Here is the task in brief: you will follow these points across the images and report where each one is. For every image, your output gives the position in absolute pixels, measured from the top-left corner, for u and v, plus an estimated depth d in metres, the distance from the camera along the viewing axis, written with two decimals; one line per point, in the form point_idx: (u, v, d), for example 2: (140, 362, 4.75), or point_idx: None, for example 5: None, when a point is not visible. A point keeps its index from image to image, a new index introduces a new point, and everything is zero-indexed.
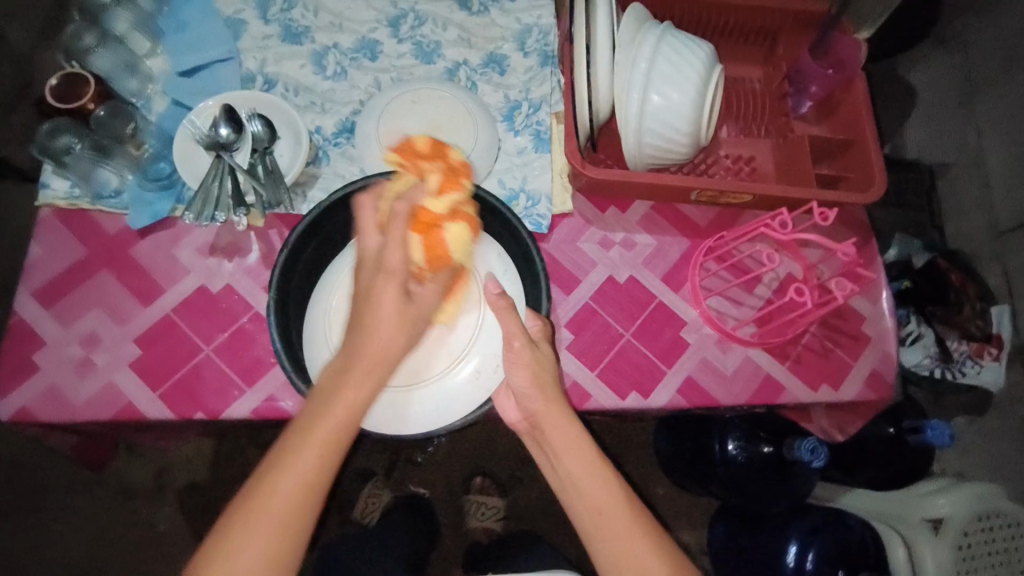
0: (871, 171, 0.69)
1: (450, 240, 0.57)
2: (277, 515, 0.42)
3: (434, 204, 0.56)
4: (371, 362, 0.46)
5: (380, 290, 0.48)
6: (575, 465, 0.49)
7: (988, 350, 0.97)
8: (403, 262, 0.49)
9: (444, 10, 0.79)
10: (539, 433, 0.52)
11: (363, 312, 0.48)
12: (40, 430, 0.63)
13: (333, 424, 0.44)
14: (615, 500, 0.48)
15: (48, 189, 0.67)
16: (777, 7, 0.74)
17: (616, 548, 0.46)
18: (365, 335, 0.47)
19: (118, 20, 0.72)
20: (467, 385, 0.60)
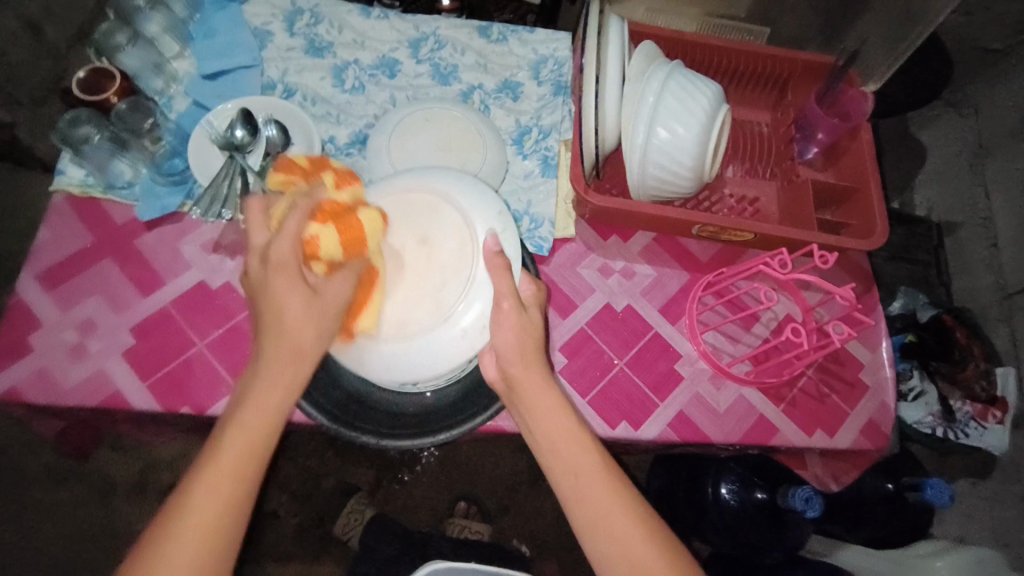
0: (872, 219, 0.69)
1: (364, 225, 0.54)
2: (198, 512, 0.42)
3: (336, 197, 0.55)
4: (278, 356, 0.47)
5: (277, 285, 0.48)
6: (556, 427, 0.49)
7: (993, 411, 0.92)
8: (292, 252, 0.49)
9: (464, 36, 0.82)
10: (514, 396, 0.52)
11: (264, 308, 0.49)
12: (26, 414, 0.63)
13: (248, 426, 0.45)
14: (593, 462, 0.48)
15: (63, 175, 0.69)
16: (785, 55, 0.76)
17: (592, 505, 0.47)
18: (271, 333, 0.48)
19: (151, 22, 0.75)
20: (459, 340, 0.56)
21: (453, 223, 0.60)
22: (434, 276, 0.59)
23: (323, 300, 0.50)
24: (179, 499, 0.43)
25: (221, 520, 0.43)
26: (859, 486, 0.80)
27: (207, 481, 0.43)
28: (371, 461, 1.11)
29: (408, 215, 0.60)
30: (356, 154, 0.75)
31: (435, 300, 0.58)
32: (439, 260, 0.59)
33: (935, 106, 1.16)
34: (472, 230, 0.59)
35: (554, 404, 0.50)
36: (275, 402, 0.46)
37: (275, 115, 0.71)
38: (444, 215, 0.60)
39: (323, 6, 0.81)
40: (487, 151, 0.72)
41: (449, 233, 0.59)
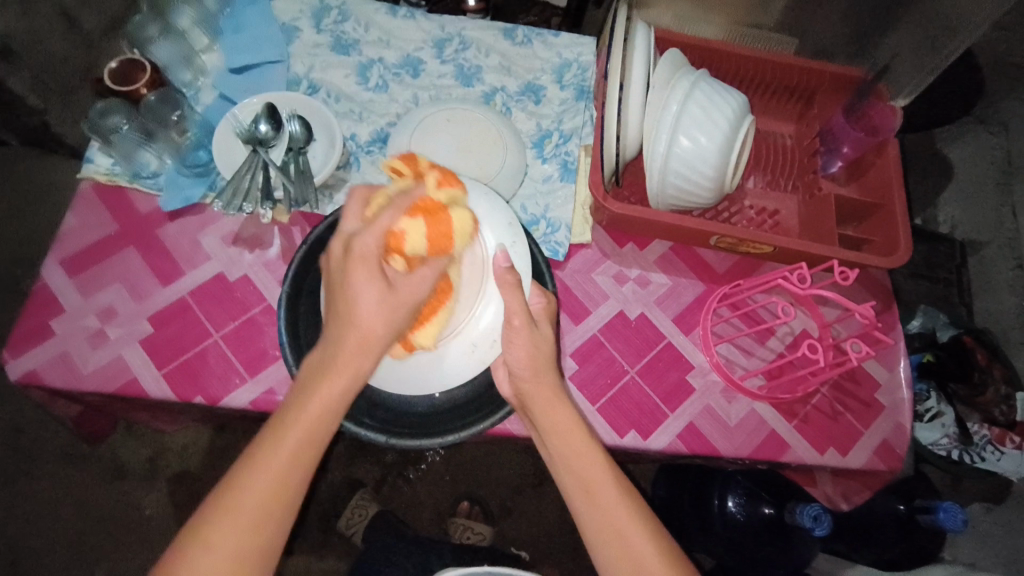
0: (895, 237, 0.68)
1: (454, 225, 0.56)
2: (260, 483, 0.44)
3: (434, 195, 0.57)
4: (352, 349, 0.47)
5: (357, 276, 0.47)
6: (572, 446, 0.49)
7: (1011, 436, 0.91)
8: (378, 245, 0.48)
9: (489, 38, 0.82)
10: (527, 412, 0.52)
11: (342, 298, 0.48)
12: (45, 397, 0.64)
13: (312, 412, 0.45)
14: (608, 481, 0.48)
15: (92, 164, 0.70)
16: (813, 66, 0.75)
17: (602, 513, 0.47)
18: (346, 326, 0.47)
19: (183, 15, 0.77)
20: (467, 354, 0.59)
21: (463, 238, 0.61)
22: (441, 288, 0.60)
23: (402, 299, 0.49)
24: (241, 470, 0.44)
25: (276, 495, 0.44)
26: (869, 506, 0.82)
27: (269, 457, 0.44)
28: (378, 456, 1.12)
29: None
30: (376, 152, 0.76)
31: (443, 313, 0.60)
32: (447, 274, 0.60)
33: (962, 122, 1.12)
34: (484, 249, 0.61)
35: (568, 421, 0.50)
36: (337, 396, 0.46)
37: (298, 111, 0.72)
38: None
39: (351, 4, 0.82)
40: (506, 154, 0.72)
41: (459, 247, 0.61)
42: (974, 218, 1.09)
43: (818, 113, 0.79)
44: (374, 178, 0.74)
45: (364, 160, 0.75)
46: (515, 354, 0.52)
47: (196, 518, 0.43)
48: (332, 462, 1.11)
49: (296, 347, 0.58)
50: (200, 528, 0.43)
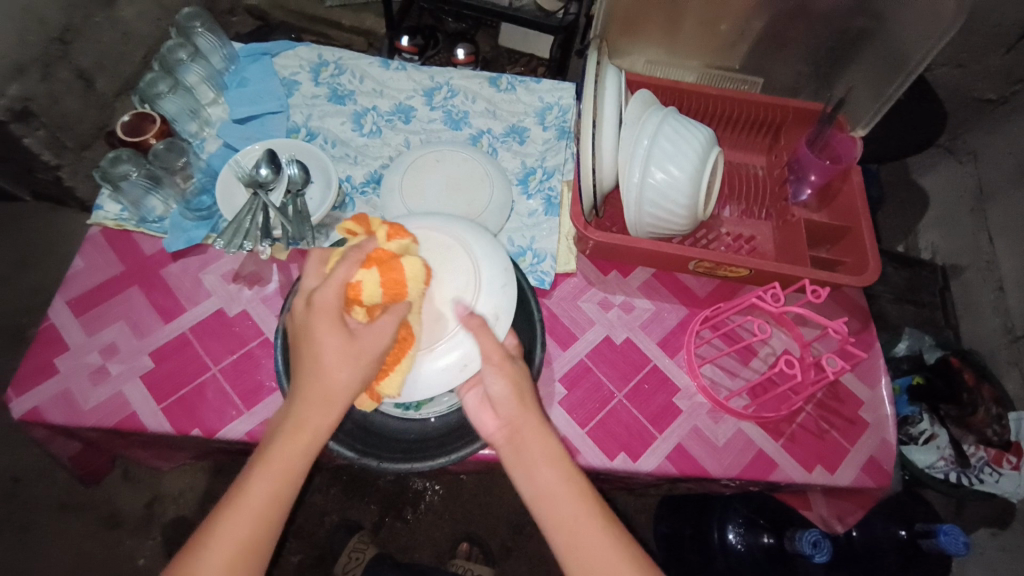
0: (865, 256, 0.71)
1: (409, 275, 0.51)
2: (239, 529, 0.46)
3: (386, 246, 0.53)
4: (315, 399, 0.48)
5: (319, 328, 0.48)
6: (565, 503, 0.49)
7: (1008, 457, 0.90)
8: (336, 298, 0.49)
9: (475, 85, 0.88)
10: (517, 443, 0.51)
11: (307, 351, 0.49)
12: (45, 434, 0.65)
13: (282, 455, 0.47)
14: (595, 516, 0.49)
15: (101, 211, 0.74)
16: (776, 102, 0.81)
17: (586, 550, 0.47)
18: (312, 377, 0.48)
19: (191, 72, 0.82)
20: (442, 374, 0.56)
21: (462, 267, 0.60)
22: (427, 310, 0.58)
23: (363, 347, 0.49)
24: (218, 518, 0.46)
25: (254, 539, 0.46)
26: (869, 526, 0.83)
27: (245, 502, 0.46)
28: (377, 498, 1.11)
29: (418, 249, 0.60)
30: (370, 192, 0.80)
31: (429, 333, 0.57)
32: (442, 299, 0.58)
33: (933, 152, 1.20)
34: (478, 281, 0.59)
35: (559, 485, 0.49)
36: (302, 448, 0.48)
37: (298, 157, 0.77)
38: (457, 261, 0.60)
39: (346, 59, 0.88)
40: (493, 191, 0.76)
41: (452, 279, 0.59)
42: (953, 244, 1.14)
43: (786, 145, 0.84)
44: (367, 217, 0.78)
45: (358, 200, 0.79)
46: (496, 393, 0.53)
47: (175, 569, 0.45)
48: (330, 504, 1.11)
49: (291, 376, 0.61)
50: (184, 564, 0.45)
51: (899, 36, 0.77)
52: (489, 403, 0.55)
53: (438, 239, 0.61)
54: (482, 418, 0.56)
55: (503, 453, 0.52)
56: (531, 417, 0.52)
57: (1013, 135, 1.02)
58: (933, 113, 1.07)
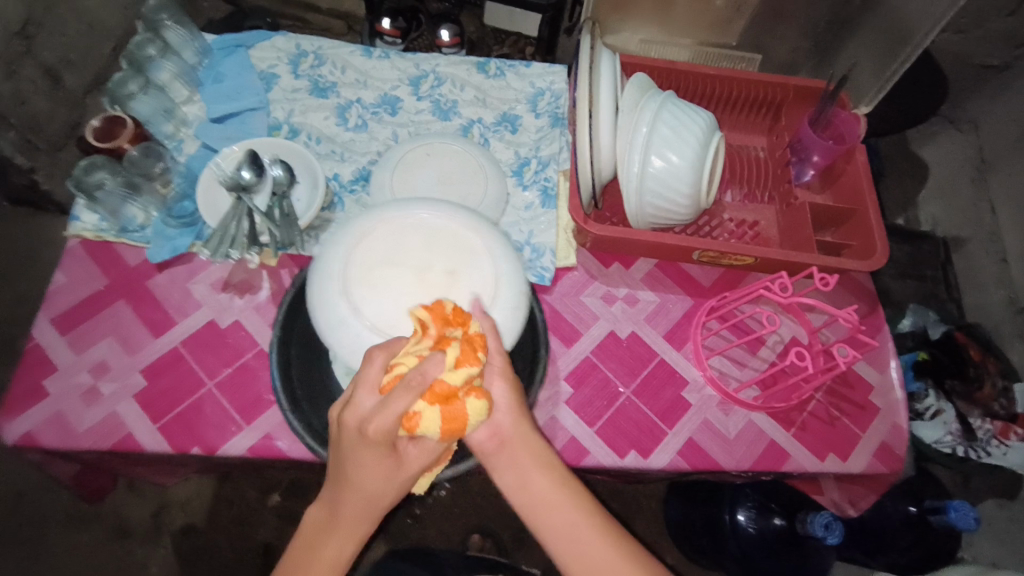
0: (872, 240, 0.69)
1: (471, 416, 0.43)
2: None
3: (451, 377, 0.43)
4: (353, 521, 0.46)
5: (366, 457, 0.43)
6: (559, 510, 0.47)
7: (1016, 430, 0.88)
8: (386, 435, 0.41)
9: (463, 72, 0.84)
10: (506, 450, 0.49)
11: (348, 476, 0.45)
12: (42, 458, 0.63)
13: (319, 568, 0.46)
14: (591, 517, 0.47)
15: (77, 222, 0.71)
16: (775, 80, 0.78)
17: (587, 557, 0.46)
18: (352, 497, 0.45)
19: (162, 70, 0.79)
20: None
21: (485, 274, 0.54)
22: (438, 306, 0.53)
23: (407, 470, 0.45)
24: None
25: None
26: (879, 507, 0.81)
27: None
28: None
29: (434, 242, 0.55)
30: (359, 190, 0.77)
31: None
32: (455, 298, 0.53)
33: (934, 122, 1.17)
34: (495, 296, 0.53)
35: (560, 497, 0.48)
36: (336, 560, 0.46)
37: (280, 156, 0.74)
38: (480, 261, 0.54)
39: (326, 49, 0.84)
40: (488, 184, 0.73)
41: (474, 282, 0.53)
42: (953, 216, 1.12)
43: (788, 124, 0.81)
44: (358, 216, 0.75)
45: (347, 199, 0.76)
46: (495, 398, 0.49)
47: None
48: None
49: (287, 390, 0.59)
50: None
51: (904, 6, 0.74)
52: (484, 410, 0.49)
53: (465, 237, 0.55)
54: (474, 427, 0.49)
55: (490, 465, 0.49)
56: (527, 428, 0.50)
57: (1018, 104, 0.99)
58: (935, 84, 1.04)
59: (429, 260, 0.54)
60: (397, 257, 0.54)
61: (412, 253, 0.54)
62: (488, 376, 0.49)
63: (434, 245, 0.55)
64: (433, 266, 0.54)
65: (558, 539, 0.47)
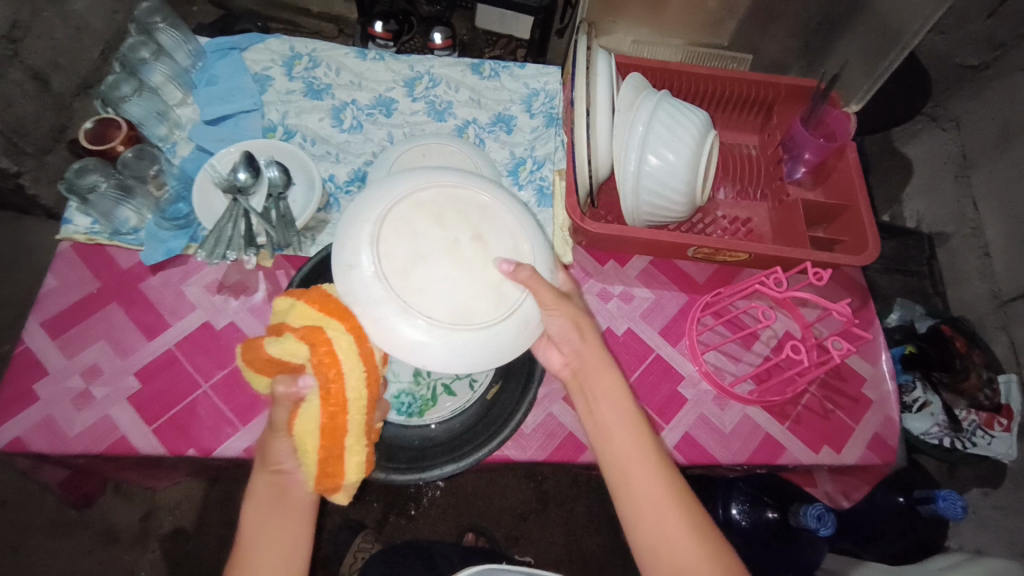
0: (864, 235, 0.71)
1: (280, 352, 0.47)
2: None
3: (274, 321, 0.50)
4: (258, 500, 0.50)
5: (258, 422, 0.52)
6: (620, 440, 0.50)
7: (999, 419, 0.92)
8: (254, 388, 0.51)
9: (457, 74, 0.85)
10: (582, 384, 0.53)
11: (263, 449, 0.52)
12: (29, 464, 0.62)
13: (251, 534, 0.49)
14: (646, 449, 0.49)
15: (70, 224, 0.70)
16: (769, 79, 0.79)
17: (633, 482, 0.48)
18: (265, 468, 0.51)
19: (155, 72, 0.78)
20: (520, 332, 0.51)
21: (505, 223, 0.53)
22: (484, 267, 0.51)
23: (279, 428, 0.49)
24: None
25: None
26: (868, 499, 0.82)
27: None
28: (379, 497, 1.10)
29: (441, 212, 0.52)
30: (355, 191, 0.77)
31: (497, 288, 0.50)
32: (492, 254, 0.51)
33: (918, 120, 1.18)
34: (527, 233, 0.53)
35: (620, 425, 0.50)
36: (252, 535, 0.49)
37: (276, 158, 0.74)
38: (498, 215, 0.53)
39: (320, 51, 0.84)
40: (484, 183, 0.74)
41: (501, 237, 0.52)
42: (936, 212, 1.14)
43: (779, 123, 0.83)
44: None
45: (344, 200, 0.76)
46: (555, 332, 0.53)
47: None
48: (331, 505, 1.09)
49: None
50: None
51: (888, 10, 0.76)
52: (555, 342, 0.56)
53: (467, 195, 0.53)
54: (547, 356, 0.57)
55: (575, 394, 0.55)
56: (596, 354, 0.53)
57: (996, 102, 1.01)
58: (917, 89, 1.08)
59: (448, 232, 0.51)
60: (420, 246, 0.50)
61: (430, 236, 0.51)
62: (545, 316, 0.52)
63: (441, 216, 0.52)
64: (457, 240, 0.51)
65: (613, 461, 0.50)
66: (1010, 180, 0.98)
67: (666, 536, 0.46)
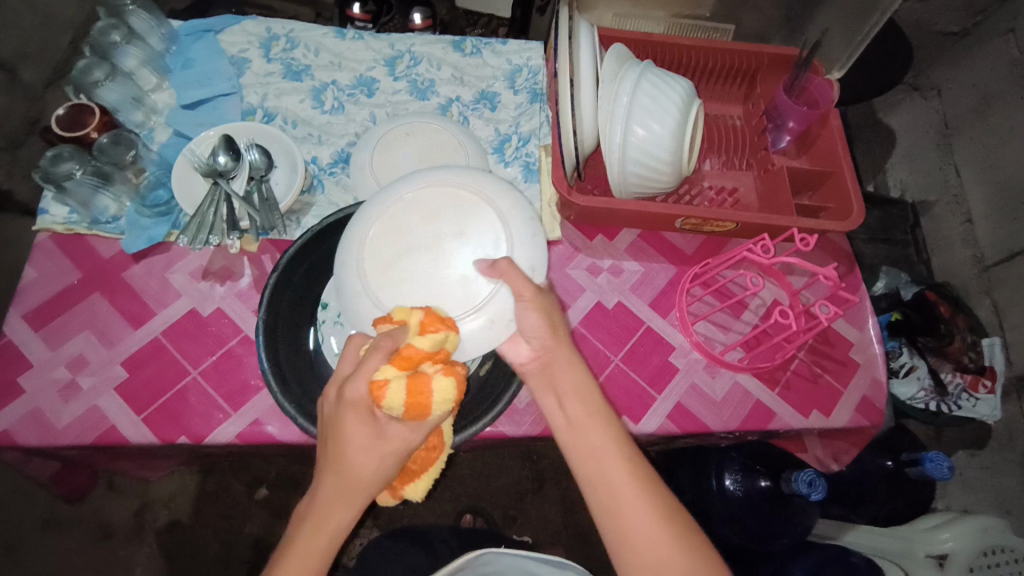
0: (849, 201, 0.71)
1: (437, 393, 0.45)
2: None
3: (421, 343, 0.46)
4: (337, 505, 0.46)
5: (352, 436, 0.46)
6: (584, 429, 0.49)
7: (983, 382, 0.94)
8: (364, 396, 0.46)
9: (439, 51, 0.84)
10: (547, 375, 0.52)
11: (336, 461, 0.46)
12: (18, 457, 0.61)
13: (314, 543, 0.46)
14: (609, 435, 0.49)
15: (47, 215, 0.69)
16: (752, 48, 0.79)
17: (599, 467, 0.48)
18: (342, 483, 0.46)
19: (128, 56, 0.75)
20: (485, 330, 0.52)
21: (488, 223, 0.55)
22: (461, 268, 0.53)
23: (398, 456, 0.46)
24: None
25: None
26: (859, 463, 0.84)
27: None
28: None
29: (432, 211, 0.56)
30: (340, 173, 0.76)
31: (466, 286, 0.53)
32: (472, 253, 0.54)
33: (899, 90, 1.19)
34: (510, 233, 0.54)
35: (582, 412, 0.50)
36: (326, 547, 0.46)
37: (257, 141, 0.73)
38: (482, 213, 0.55)
39: (298, 31, 0.82)
40: (469, 161, 0.73)
41: (483, 236, 0.55)
42: (918, 180, 1.15)
43: (762, 92, 0.83)
44: (339, 199, 0.75)
45: (328, 182, 0.75)
46: (530, 326, 0.52)
47: None
48: None
49: (278, 372, 0.59)
50: None
51: None
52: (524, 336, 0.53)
53: (456, 196, 0.56)
54: (512, 350, 0.54)
55: (538, 384, 0.53)
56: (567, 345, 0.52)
57: (977, 68, 1.01)
58: (901, 49, 1.07)
59: (435, 231, 0.55)
60: (405, 244, 0.55)
61: (416, 234, 0.55)
62: (518, 309, 0.52)
63: (431, 215, 0.56)
64: (440, 238, 0.55)
65: (579, 449, 0.49)
66: (991, 146, 0.98)
67: (628, 522, 0.46)
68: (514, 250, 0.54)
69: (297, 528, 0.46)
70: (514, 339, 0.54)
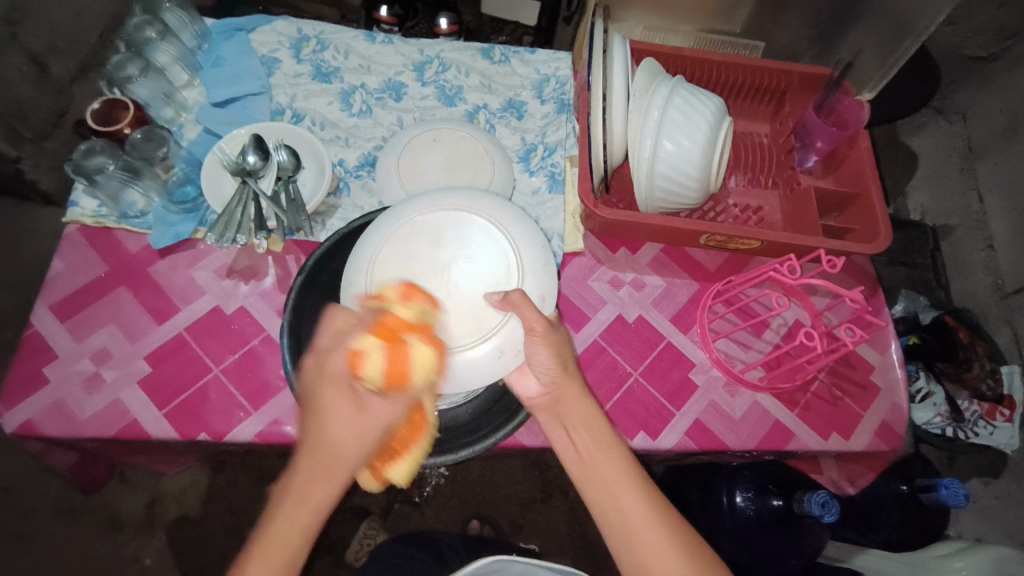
0: (875, 223, 0.71)
1: (415, 359, 0.49)
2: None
3: (400, 314, 0.51)
4: (314, 472, 0.45)
5: (326, 396, 0.46)
6: (593, 459, 0.49)
7: (1001, 410, 0.92)
8: (343, 365, 0.47)
9: (467, 58, 0.84)
10: (558, 409, 0.52)
11: (310, 427, 0.46)
12: (39, 447, 0.62)
13: (292, 516, 0.45)
14: (613, 465, 0.48)
15: (76, 207, 0.70)
16: (782, 66, 0.79)
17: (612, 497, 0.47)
18: (312, 448, 0.45)
19: (160, 52, 0.76)
20: (495, 360, 0.55)
21: (497, 250, 0.59)
22: (473, 295, 0.57)
23: (373, 422, 0.46)
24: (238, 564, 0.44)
25: None
26: (873, 488, 0.81)
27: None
28: (382, 485, 1.11)
29: (443, 234, 0.59)
30: (365, 176, 0.76)
31: (478, 318, 0.56)
32: (483, 279, 0.58)
33: (924, 113, 1.18)
34: (521, 261, 0.58)
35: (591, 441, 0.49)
36: (303, 528, 0.45)
37: (285, 141, 0.73)
38: (492, 237, 0.59)
39: (329, 33, 0.83)
40: (495, 170, 0.73)
41: (492, 260, 0.58)
42: (941, 204, 1.15)
43: (791, 111, 0.82)
44: (364, 202, 0.75)
45: (354, 184, 0.76)
46: (540, 362, 0.52)
47: None
48: None
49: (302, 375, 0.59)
50: None
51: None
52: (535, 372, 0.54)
53: (466, 219, 0.60)
54: (522, 383, 0.56)
55: (547, 420, 0.53)
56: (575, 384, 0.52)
57: (1005, 93, 1.00)
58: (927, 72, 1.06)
59: (444, 255, 0.59)
60: (415, 267, 0.58)
61: (426, 258, 0.58)
62: (530, 345, 0.52)
63: (439, 239, 0.59)
64: (450, 261, 0.58)
65: (591, 480, 0.48)
66: (1017, 172, 0.98)
67: (645, 549, 0.45)
68: (525, 279, 0.57)
69: (278, 507, 0.45)
70: (523, 371, 0.56)
